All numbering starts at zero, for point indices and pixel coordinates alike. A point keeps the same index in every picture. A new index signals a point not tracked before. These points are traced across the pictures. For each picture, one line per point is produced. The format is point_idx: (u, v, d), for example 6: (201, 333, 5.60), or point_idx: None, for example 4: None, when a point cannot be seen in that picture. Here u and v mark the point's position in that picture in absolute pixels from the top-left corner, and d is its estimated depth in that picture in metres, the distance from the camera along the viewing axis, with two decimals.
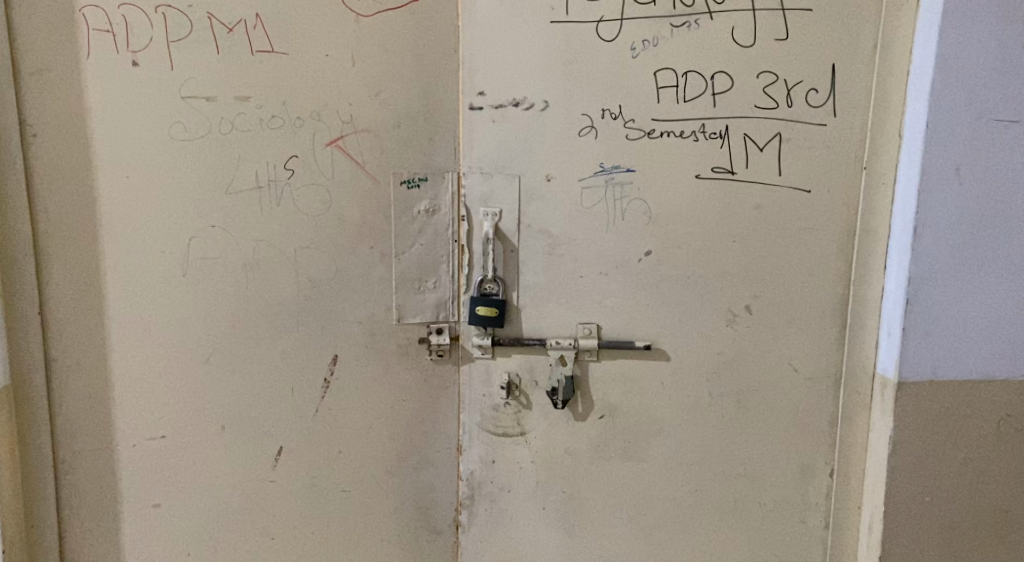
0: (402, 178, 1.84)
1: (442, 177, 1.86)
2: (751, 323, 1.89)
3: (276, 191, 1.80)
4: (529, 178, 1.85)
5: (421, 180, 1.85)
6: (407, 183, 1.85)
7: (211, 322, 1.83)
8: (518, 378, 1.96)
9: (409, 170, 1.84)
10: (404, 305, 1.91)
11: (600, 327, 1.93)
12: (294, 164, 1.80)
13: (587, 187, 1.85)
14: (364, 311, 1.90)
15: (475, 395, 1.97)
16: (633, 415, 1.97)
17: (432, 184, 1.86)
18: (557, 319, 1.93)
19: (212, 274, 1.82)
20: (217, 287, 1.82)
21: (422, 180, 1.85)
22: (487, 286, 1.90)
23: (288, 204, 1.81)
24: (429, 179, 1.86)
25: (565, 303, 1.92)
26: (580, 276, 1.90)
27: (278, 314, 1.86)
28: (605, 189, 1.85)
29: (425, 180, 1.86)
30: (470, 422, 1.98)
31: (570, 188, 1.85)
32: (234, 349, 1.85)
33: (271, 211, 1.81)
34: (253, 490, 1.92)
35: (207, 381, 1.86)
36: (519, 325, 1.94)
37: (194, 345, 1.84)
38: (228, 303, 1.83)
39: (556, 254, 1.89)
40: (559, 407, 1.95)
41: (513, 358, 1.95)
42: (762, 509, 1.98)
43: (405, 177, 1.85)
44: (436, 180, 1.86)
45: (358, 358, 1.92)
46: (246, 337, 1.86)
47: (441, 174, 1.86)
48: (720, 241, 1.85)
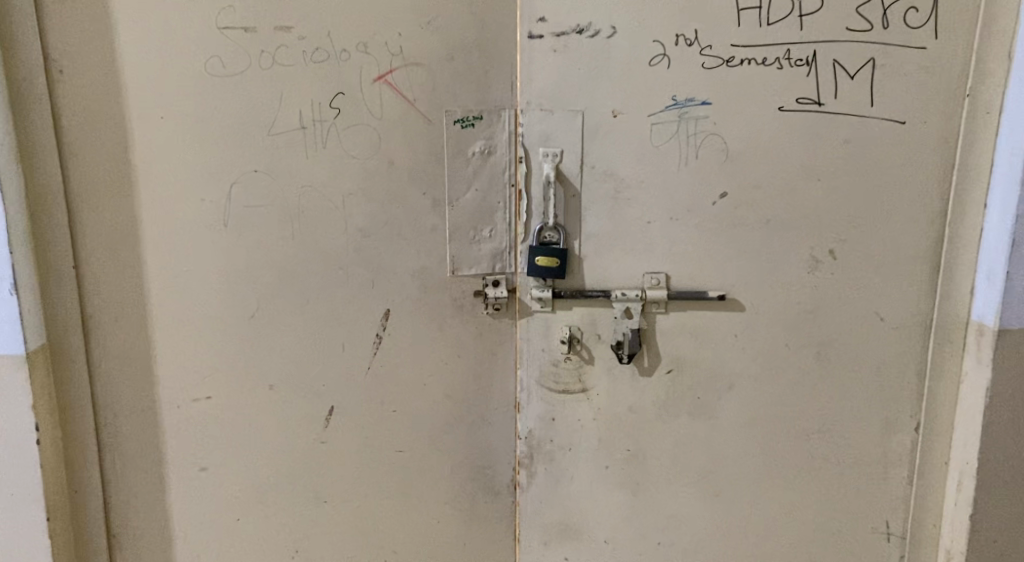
0: (455, 117, 1.69)
1: (498, 115, 1.71)
2: (834, 270, 1.76)
3: (321, 132, 1.66)
4: (594, 115, 1.70)
5: (476, 118, 1.70)
6: (461, 122, 1.70)
7: (255, 275, 1.71)
8: (580, 332, 1.86)
9: (463, 107, 1.69)
10: (459, 256, 1.78)
11: (669, 277, 1.80)
12: (340, 102, 1.65)
13: (657, 122, 1.70)
14: (417, 262, 1.77)
15: (534, 351, 1.88)
16: (704, 370, 1.85)
17: (488, 123, 1.71)
18: (623, 268, 1.80)
19: (255, 224, 1.69)
20: (260, 238, 1.70)
21: (477, 118, 1.70)
22: (547, 235, 1.77)
23: (335, 147, 1.67)
24: (484, 118, 1.71)
25: (632, 251, 1.79)
26: (649, 222, 1.77)
27: (325, 267, 1.73)
28: (677, 125, 1.70)
29: (479, 118, 1.70)
30: (528, 378, 1.89)
31: (640, 125, 1.70)
32: (280, 304, 1.74)
33: (317, 155, 1.67)
34: (305, 452, 1.82)
35: (254, 338, 1.74)
36: (582, 276, 1.82)
37: (240, 300, 1.72)
38: (273, 254, 1.71)
39: (623, 199, 1.75)
40: (625, 361, 1.84)
41: (574, 311, 1.85)
42: (841, 466, 1.87)
43: (458, 116, 1.69)
44: (492, 120, 1.71)
45: (412, 312, 1.80)
46: (292, 292, 1.74)
47: (498, 112, 1.71)
48: (804, 181, 1.71)
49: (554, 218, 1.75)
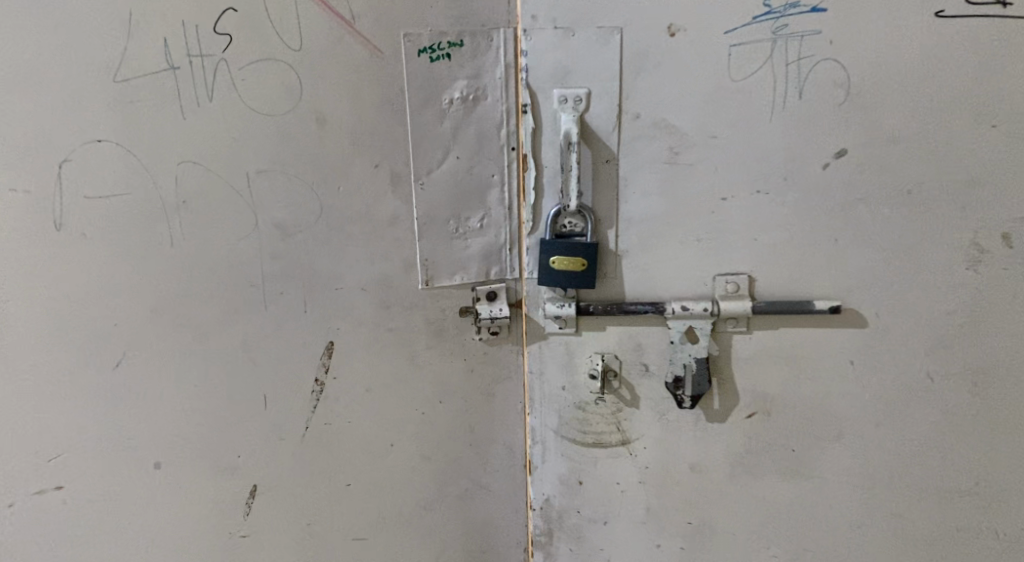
0: (420, 46, 1.07)
1: (487, 40, 1.09)
2: (1007, 265, 1.16)
3: (203, 74, 1.04)
4: (640, 36, 1.09)
5: (453, 46, 1.08)
6: (428, 51, 1.07)
7: (114, 303, 1.10)
8: (618, 363, 1.28)
9: (432, 28, 1.07)
10: (436, 259, 1.19)
11: (753, 280, 1.21)
12: (229, 24, 1.02)
13: (739, 44, 1.09)
14: (372, 272, 1.17)
15: (550, 391, 1.31)
16: (799, 410, 1.28)
17: (472, 52, 1.09)
18: (684, 269, 1.22)
19: (109, 224, 1.07)
20: (118, 245, 1.08)
21: (454, 46, 1.08)
22: (565, 224, 1.19)
23: (227, 97, 1.05)
24: (465, 45, 1.08)
25: (696, 243, 1.20)
26: (722, 198, 1.17)
27: (228, 285, 1.13)
28: (771, 48, 1.09)
29: (457, 45, 1.08)
30: (543, 427, 1.33)
31: (710, 50, 1.10)
32: (162, 344, 1.13)
33: (198, 111, 1.05)
34: (219, 552, 1.25)
35: (125, 397, 1.14)
36: (621, 282, 1.23)
37: (96, 341, 1.12)
38: (144, 270, 1.10)
39: (683, 165, 1.16)
40: (687, 406, 1.27)
41: (610, 332, 1.26)
42: (999, 543, 1.29)
43: (425, 43, 1.07)
44: (478, 47, 1.09)
45: (370, 344, 1.21)
46: (177, 325, 1.13)
47: (487, 35, 1.09)
48: (968, 127, 1.11)
49: (578, 200, 1.16)
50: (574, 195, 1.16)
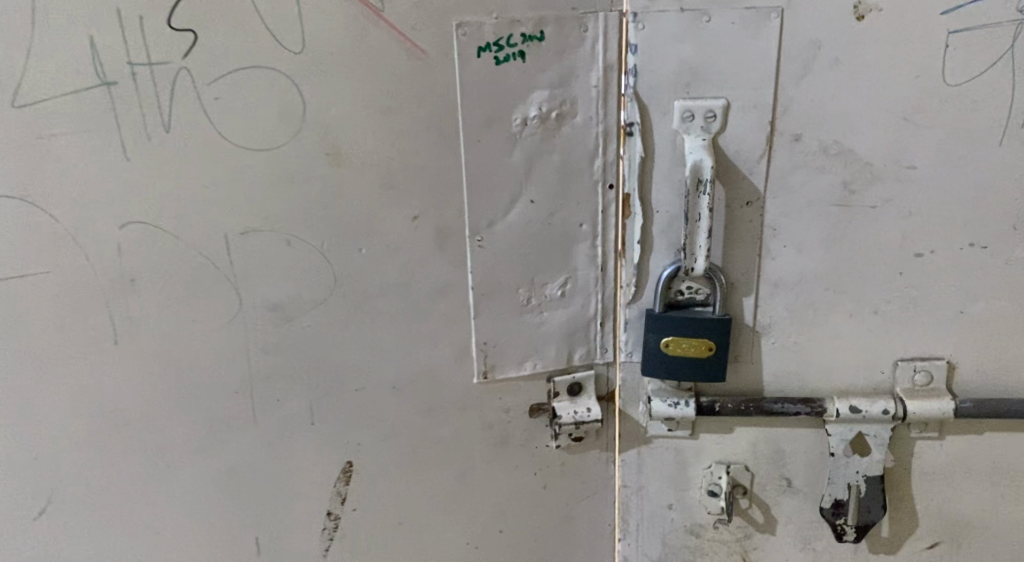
0: (481, 41, 0.71)
1: (580, 31, 0.73)
2: None
3: (151, 89, 0.65)
4: (811, 20, 0.72)
5: (530, 40, 0.72)
6: (490, 49, 0.71)
7: (30, 428, 0.74)
8: (749, 477, 0.93)
9: (499, 13, 0.71)
10: (498, 342, 0.83)
11: (953, 367, 0.85)
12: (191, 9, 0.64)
13: (967, 30, 0.71)
14: (412, 365, 0.81)
15: (651, 510, 0.95)
16: (999, 537, 0.92)
17: (557, 50, 0.73)
18: (850, 352, 0.86)
19: (16, 317, 0.70)
20: (33, 348, 0.72)
21: (532, 41, 0.72)
22: (679, 290, 0.85)
23: (192, 124, 0.67)
24: (548, 38, 0.72)
25: (872, 317, 0.84)
26: (916, 254, 0.81)
27: (201, 397, 0.76)
28: (1015, 36, 0.71)
29: (534, 38, 0.72)
30: (639, 556, 0.98)
31: (920, 41, 0.72)
32: (105, 482, 0.77)
33: (144, 147, 0.67)
34: None
35: (59, 548, 0.80)
36: (757, 368, 0.88)
37: (9, 477, 0.76)
38: (73, 380, 0.73)
39: (861, 208, 0.79)
40: (846, 538, 0.93)
41: (740, 436, 0.91)
42: None
43: (488, 37, 0.71)
44: (566, 41, 0.73)
45: (406, 464, 0.85)
46: (127, 454, 0.77)
47: (580, 23, 0.73)
48: None
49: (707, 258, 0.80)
50: (701, 253, 0.79)
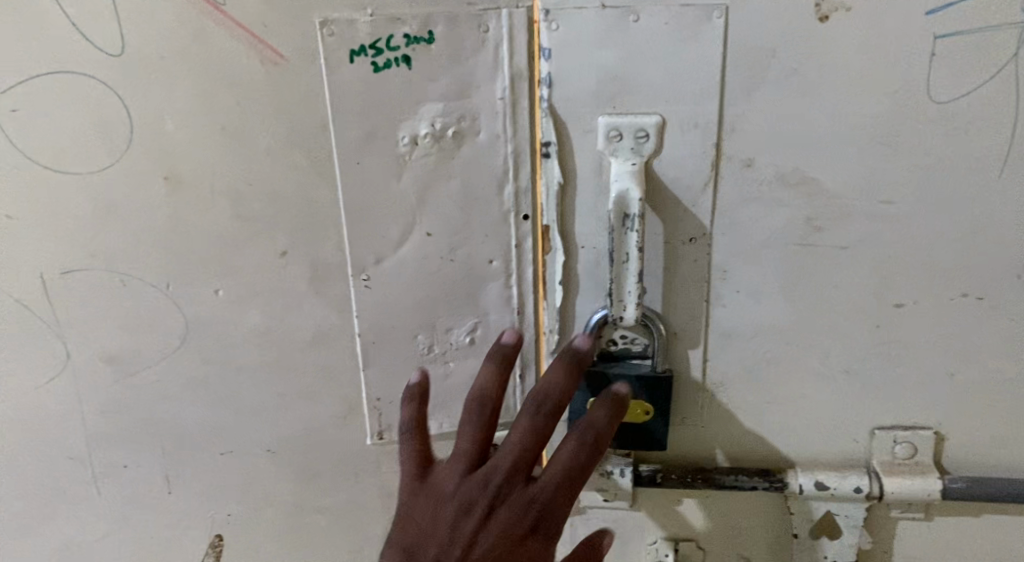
0: (354, 43, 0.57)
1: (479, 32, 0.58)
2: None
3: None
4: (762, 21, 0.58)
5: (416, 43, 0.58)
6: (366, 53, 0.58)
7: None
8: (701, 553, 0.82)
9: (376, 9, 0.57)
10: (394, 398, 0.69)
11: (942, 439, 0.71)
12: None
13: (964, 35, 0.57)
14: (291, 420, 0.70)
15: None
16: None
17: (451, 53, 0.58)
18: (815, 413, 0.73)
19: None
20: None
21: (418, 44, 0.58)
22: (611, 338, 0.71)
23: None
24: (438, 40, 0.58)
25: (840, 375, 0.71)
26: (895, 304, 0.67)
27: (45, 441, 0.70)
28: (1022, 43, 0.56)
29: (421, 40, 0.58)
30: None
31: (902, 49, 0.58)
32: None
33: None
34: None
35: None
36: (703, 428, 0.75)
37: None
38: None
39: (828, 248, 0.66)
40: None
41: (689, 508, 0.80)
42: None
43: (362, 38, 0.57)
44: (461, 44, 0.58)
45: (292, 524, 0.75)
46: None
47: (479, 22, 0.58)
48: None
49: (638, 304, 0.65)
50: (631, 299, 0.64)
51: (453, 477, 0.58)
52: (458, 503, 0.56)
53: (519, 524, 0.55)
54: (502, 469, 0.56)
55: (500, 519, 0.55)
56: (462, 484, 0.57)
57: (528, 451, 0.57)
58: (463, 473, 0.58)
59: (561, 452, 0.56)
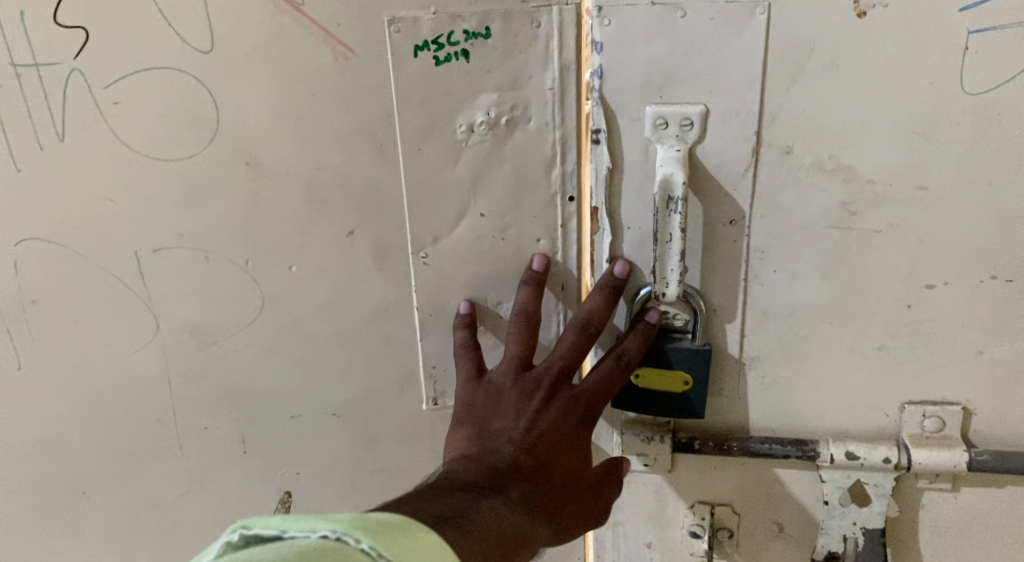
0: (417, 39, 0.62)
1: (531, 27, 0.61)
2: None
3: (44, 97, 0.63)
4: (802, 16, 0.62)
5: (474, 38, 0.61)
6: (428, 49, 0.62)
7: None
8: (734, 518, 0.88)
9: (437, 8, 0.61)
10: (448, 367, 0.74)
11: (970, 413, 0.74)
12: (71, 8, 0.60)
13: (995, 31, 0.60)
14: (355, 386, 0.76)
15: (628, 545, 0.94)
16: None
17: (505, 47, 0.62)
18: (847, 387, 0.77)
19: None
20: None
21: (476, 39, 0.62)
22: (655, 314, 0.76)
23: (95, 138, 0.65)
24: (494, 36, 0.61)
25: (873, 351, 0.74)
26: (927, 286, 0.70)
27: (132, 404, 0.77)
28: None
29: (479, 35, 0.61)
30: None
31: (938, 42, 0.61)
32: (54, 475, 0.81)
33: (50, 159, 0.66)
34: None
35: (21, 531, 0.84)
36: (739, 400, 0.80)
37: None
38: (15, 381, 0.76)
39: (863, 231, 0.69)
40: None
41: (725, 475, 0.86)
42: None
43: (425, 34, 0.61)
44: (515, 40, 0.62)
45: (354, 483, 0.81)
46: (71, 452, 0.79)
47: (532, 18, 0.61)
48: None
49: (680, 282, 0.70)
50: (674, 277, 0.69)
51: (510, 373, 0.69)
52: (519, 392, 0.68)
53: (573, 408, 0.67)
54: (555, 367, 0.68)
55: (558, 404, 0.67)
56: (519, 379, 0.68)
57: (576, 356, 0.69)
58: (516, 371, 0.69)
59: (601, 363, 0.70)
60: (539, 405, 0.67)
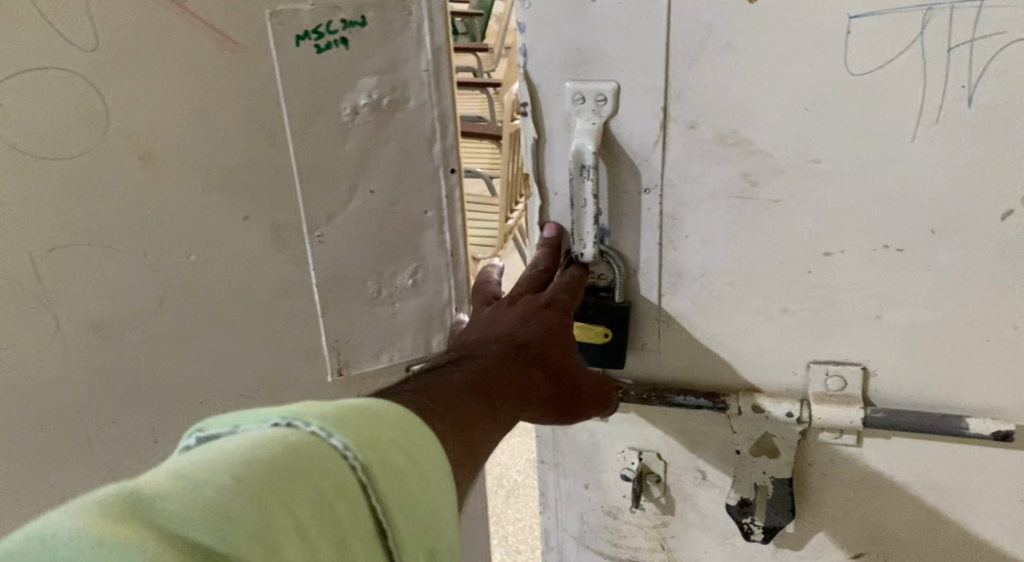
0: (299, 30, 0.70)
1: (404, 15, 0.72)
2: None
3: None
4: (701, 1, 0.66)
5: (351, 26, 0.70)
6: (309, 37, 0.70)
7: None
8: (660, 466, 0.94)
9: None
10: (350, 333, 0.86)
11: (869, 374, 0.78)
12: None
13: (873, 22, 0.63)
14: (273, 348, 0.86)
15: (567, 486, 1.00)
16: (914, 544, 0.87)
17: (381, 37, 0.72)
18: (754, 349, 0.81)
19: None
20: None
21: (353, 27, 0.71)
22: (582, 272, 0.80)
23: None
24: (369, 23, 0.71)
25: (779, 317, 0.78)
26: (825, 252, 0.73)
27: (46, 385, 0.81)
28: (923, 23, 0.62)
29: (355, 24, 0.71)
30: (560, 531, 1.05)
31: (821, 28, 0.64)
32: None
33: None
34: None
35: None
36: (655, 357, 0.85)
37: None
38: None
39: (764, 201, 0.73)
40: (752, 538, 0.89)
41: (653, 424, 0.91)
42: None
43: (306, 24, 0.70)
44: (391, 28, 0.72)
45: None
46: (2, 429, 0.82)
47: (403, 7, 0.71)
48: None
49: (596, 243, 0.77)
50: (589, 239, 0.76)
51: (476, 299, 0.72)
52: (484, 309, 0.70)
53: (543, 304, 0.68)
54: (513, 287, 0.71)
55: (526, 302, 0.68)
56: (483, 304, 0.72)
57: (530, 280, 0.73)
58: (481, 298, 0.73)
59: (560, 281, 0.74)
60: (506, 308, 0.68)
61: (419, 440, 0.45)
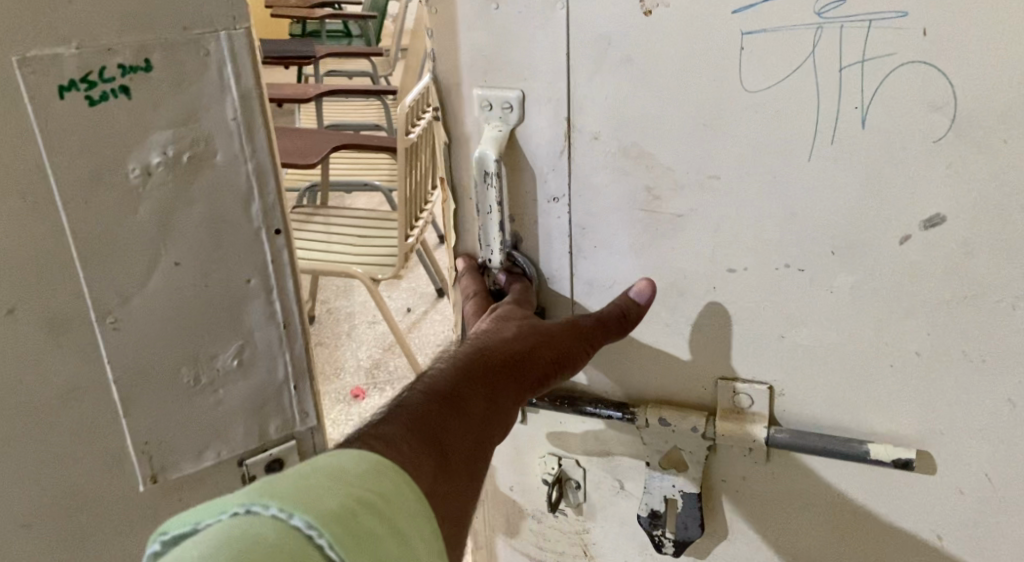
0: (62, 80, 0.67)
1: (201, 55, 0.74)
2: None
3: None
4: (598, 13, 0.66)
5: (130, 72, 0.70)
6: (73, 87, 0.68)
7: None
8: (580, 473, 0.93)
9: (81, 43, 0.67)
10: (161, 439, 0.83)
11: (774, 393, 0.77)
12: None
13: (761, 43, 0.62)
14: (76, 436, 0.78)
15: (494, 487, 1.00)
16: None
17: (176, 84, 0.73)
18: (661, 361, 0.80)
19: None
20: None
21: (134, 73, 0.70)
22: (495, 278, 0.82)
23: None
24: (154, 67, 0.71)
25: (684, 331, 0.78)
26: (729, 269, 0.72)
27: None
28: (813, 41, 0.61)
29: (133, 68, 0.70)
30: (489, 530, 1.05)
31: (714, 45, 0.64)
32: None
33: None
34: None
35: None
36: None
37: None
38: None
39: (668, 215, 0.72)
40: (665, 551, 0.89)
41: (571, 431, 0.91)
42: None
43: (71, 73, 0.67)
44: (188, 68, 0.73)
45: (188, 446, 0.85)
46: None
47: (201, 46, 0.74)
48: None
49: (505, 249, 0.78)
50: (496, 245, 0.77)
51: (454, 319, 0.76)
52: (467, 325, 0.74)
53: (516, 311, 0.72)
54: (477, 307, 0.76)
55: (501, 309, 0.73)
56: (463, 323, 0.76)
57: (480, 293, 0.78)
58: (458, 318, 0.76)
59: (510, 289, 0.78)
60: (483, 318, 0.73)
61: (392, 496, 0.43)
